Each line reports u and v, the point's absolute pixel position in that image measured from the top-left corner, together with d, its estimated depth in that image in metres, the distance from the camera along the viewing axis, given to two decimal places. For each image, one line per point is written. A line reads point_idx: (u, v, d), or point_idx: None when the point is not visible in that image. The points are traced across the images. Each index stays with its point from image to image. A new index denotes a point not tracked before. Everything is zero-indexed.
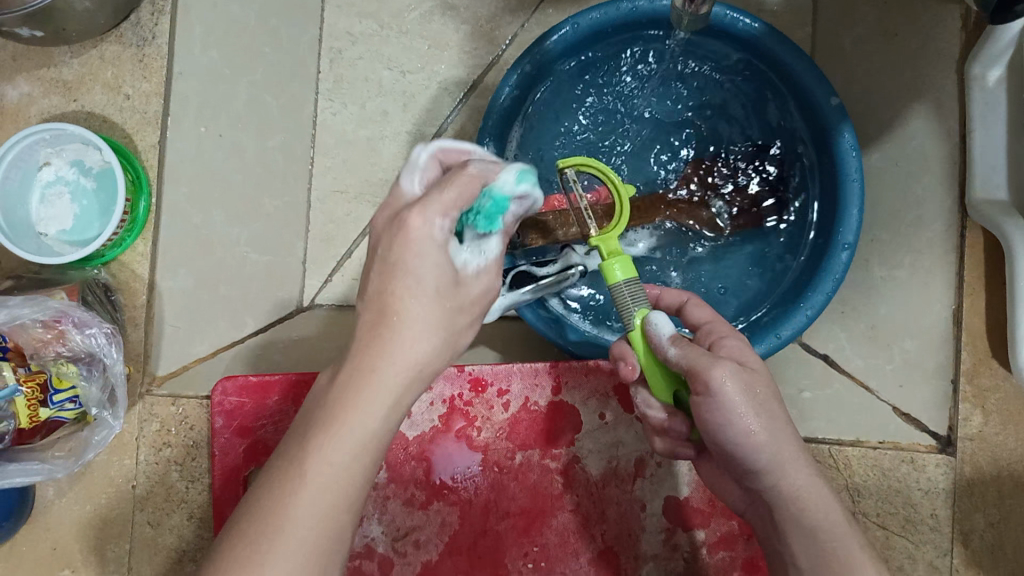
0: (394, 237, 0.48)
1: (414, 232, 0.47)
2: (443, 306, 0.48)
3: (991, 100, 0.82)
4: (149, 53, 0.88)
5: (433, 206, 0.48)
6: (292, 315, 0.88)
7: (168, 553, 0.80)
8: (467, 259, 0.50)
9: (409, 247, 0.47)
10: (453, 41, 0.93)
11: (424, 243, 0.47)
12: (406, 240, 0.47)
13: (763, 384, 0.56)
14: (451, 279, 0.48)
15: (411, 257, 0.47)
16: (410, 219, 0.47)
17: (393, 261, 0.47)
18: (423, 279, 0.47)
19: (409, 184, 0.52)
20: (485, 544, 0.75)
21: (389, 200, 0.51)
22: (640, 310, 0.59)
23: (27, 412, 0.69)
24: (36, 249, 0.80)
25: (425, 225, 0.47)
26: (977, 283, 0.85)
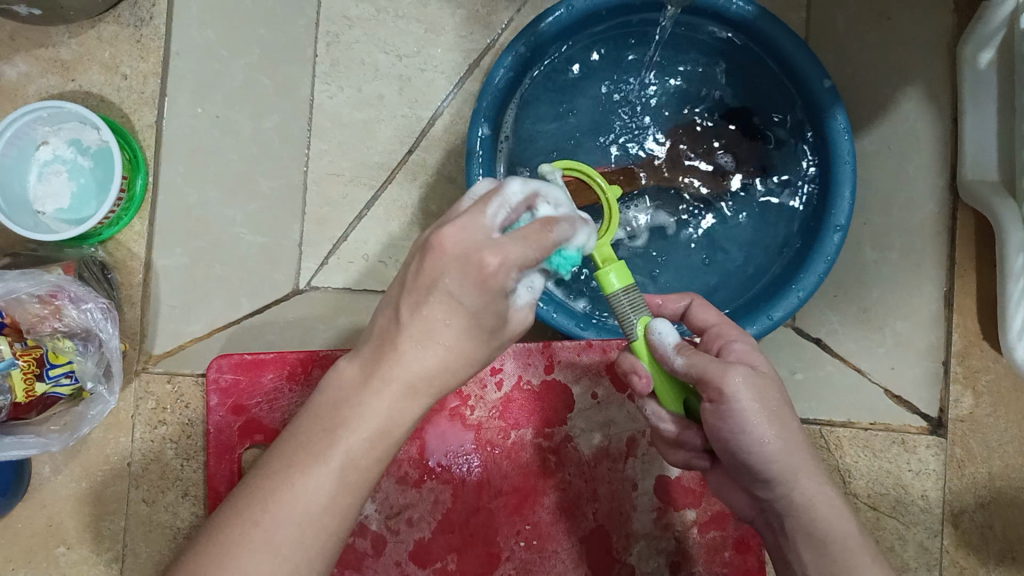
0: (467, 280, 0.45)
1: (489, 280, 0.45)
2: (488, 340, 0.48)
3: (982, 81, 0.84)
4: (147, 34, 0.88)
5: (514, 258, 0.45)
6: (285, 297, 0.89)
7: (163, 530, 0.81)
8: (524, 295, 0.49)
9: (472, 292, 0.46)
10: (449, 24, 0.94)
11: (496, 277, 0.45)
12: (475, 271, 0.45)
13: (776, 393, 0.55)
14: (501, 322, 0.48)
15: (466, 301, 0.46)
16: (486, 255, 0.45)
17: (450, 296, 0.46)
18: (471, 318, 0.47)
19: (491, 219, 0.46)
20: (478, 522, 0.76)
21: (463, 220, 0.46)
22: (643, 321, 0.57)
23: (23, 386, 0.71)
24: (32, 225, 0.81)
25: (500, 276, 0.45)
26: (969, 264, 0.86)
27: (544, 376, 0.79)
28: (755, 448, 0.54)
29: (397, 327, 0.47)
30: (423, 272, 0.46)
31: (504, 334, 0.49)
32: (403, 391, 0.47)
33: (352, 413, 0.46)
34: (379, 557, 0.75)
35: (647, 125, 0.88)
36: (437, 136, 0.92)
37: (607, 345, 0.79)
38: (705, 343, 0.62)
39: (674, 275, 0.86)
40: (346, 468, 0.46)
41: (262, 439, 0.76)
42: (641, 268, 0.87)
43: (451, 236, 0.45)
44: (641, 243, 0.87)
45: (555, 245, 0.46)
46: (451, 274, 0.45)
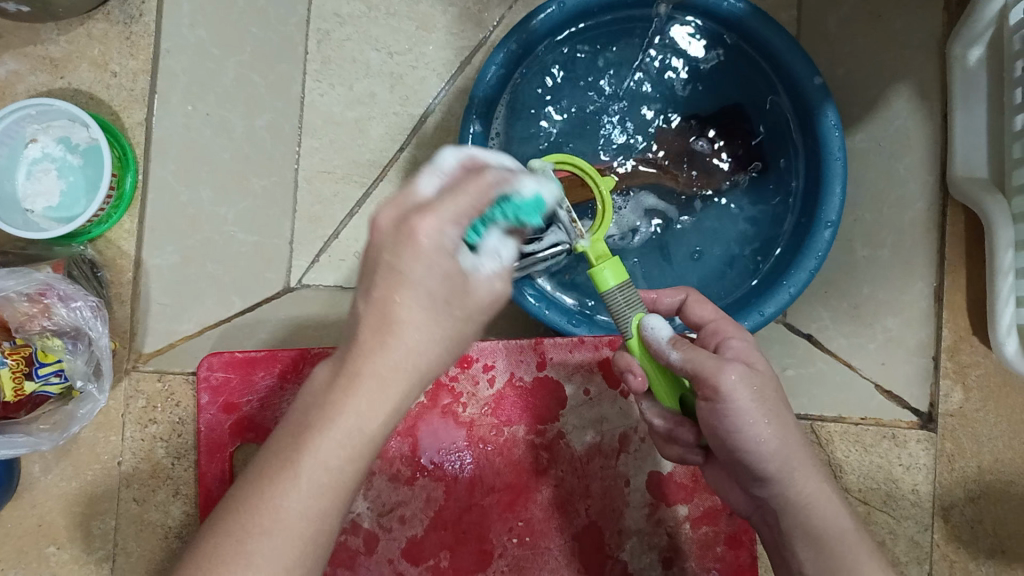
0: (403, 244, 0.43)
1: (422, 241, 0.43)
2: (450, 315, 0.45)
3: (973, 79, 0.84)
4: (136, 32, 0.87)
5: (445, 212, 0.44)
6: (279, 295, 0.90)
7: (155, 529, 0.81)
8: (487, 263, 0.47)
9: (417, 256, 0.43)
10: (440, 22, 0.94)
11: (431, 241, 0.44)
12: (410, 239, 0.43)
13: (773, 389, 0.55)
14: (458, 287, 0.45)
15: (413, 268, 0.43)
16: (415, 217, 0.44)
17: (392, 267, 0.43)
18: (425, 286, 0.44)
19: (423, 186, 0.47)
20: (470, 519, 0.76)
21: (398, 197, 0.46)
22: (637, 316, 0.58)
23: (12, 384, 0.71)
24: (21, 224, 0.81)
25: (434, 234, 0.44)
26: (959, 259, 0.86)
27: (537, 372, 0.79)
28: (751, 445, 0.53)
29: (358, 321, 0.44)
30: (368, 255, 0.45)
31: (466, 303, 0.46)
32: None
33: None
34: (371, 554, 0.75)
35: (639, 122, 0.88)
36: (427, 133, 0.93)
37: (599, 342, 0.79)
38: (704, 338, 0.62)
39: (669, 265, 0.87)
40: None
41: (254, 436, 0.76)
42: (633, 259, 0.87)
43: (383, 211, 0.45)
44: (635, 239, 0.87)
45: (488, 185, 0.46)
46: (389, 244, 0.44)
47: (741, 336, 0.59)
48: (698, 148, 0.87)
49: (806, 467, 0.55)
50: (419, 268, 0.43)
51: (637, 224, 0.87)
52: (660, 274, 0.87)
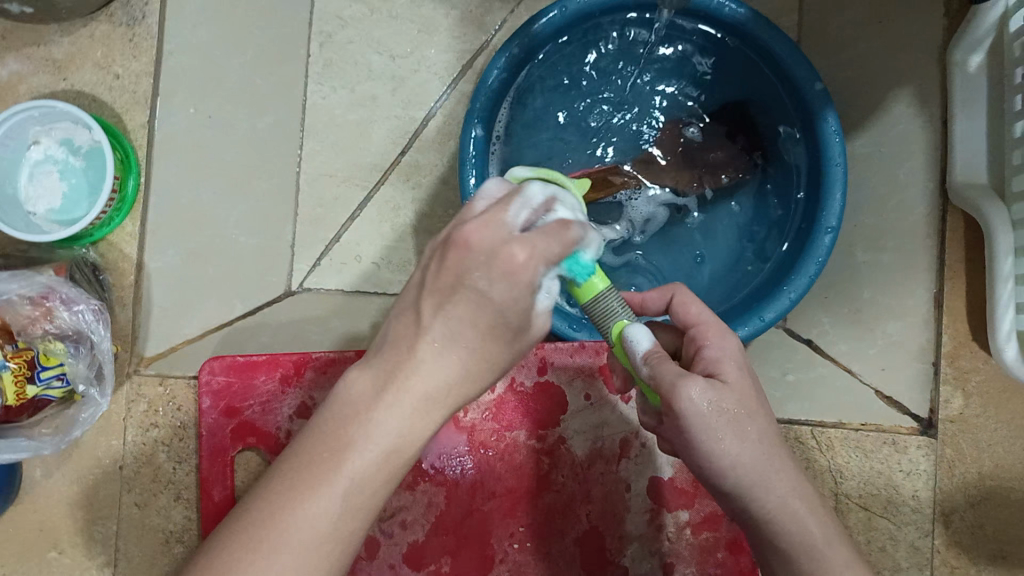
0: (496, 265, 0.44)
1: (519, 271, 0.44)
2: (495, 346, 0.46)
3: (972, 86, 0.84)
4: (139, 33, 0.88)
5: (540, 253, 0.45)
6: (280, 299, 0.88)
7: (156, 533, 0.80)
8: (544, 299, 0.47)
9: (505, 281, 0.44)
10: (443, 25, 0.93)
11: (523, 271, 0.44)
12: (501, 268, 0.44)
13: (750, 402, 0.55)
14: (519, 327, 0.47)
15: (494, 289, 0.44)
16: (508, 251, 0.44)
17: (480, 292, 0.45)
18: (494, 311, 0.45)
19: (513, 216, 0.46)
20: (472, 524, 0.76)
21: (486, 216, 0.45)
22: (619, 324, 0.56)
23: (14, 388, 0.70)
24: (24, 226, 0.81)
25: (530, 268, 0.44)
26: (959, 266, 0.86)
27: (538, 377, 0.79)
28: (717, 461, 0.53)
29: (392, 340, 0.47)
30: (447, 267, 0.45)
31: (522, 340, 0.48)
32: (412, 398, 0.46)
33: (351, 414, 0.46)
34: (372, 559, 0.75)
35: (639, 127, 0.89)
36: (428, 139, 0.91)
37: (599, 347, 0.79)
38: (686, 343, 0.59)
39: (662, 269, 0.87)
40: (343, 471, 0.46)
41: (256, 442, 0.76)
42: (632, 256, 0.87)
43: (476, 231, 0.44)
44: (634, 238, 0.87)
45: (572, 243, 0.46)
46: (478, 265, 0.44)
47: (726, 344, 0.57)
48: (687, 135, 0.88)
49: (788, 486, 0.54)
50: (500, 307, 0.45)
51: (632, 225, 0.87)
52: (658, 273, 0.87)
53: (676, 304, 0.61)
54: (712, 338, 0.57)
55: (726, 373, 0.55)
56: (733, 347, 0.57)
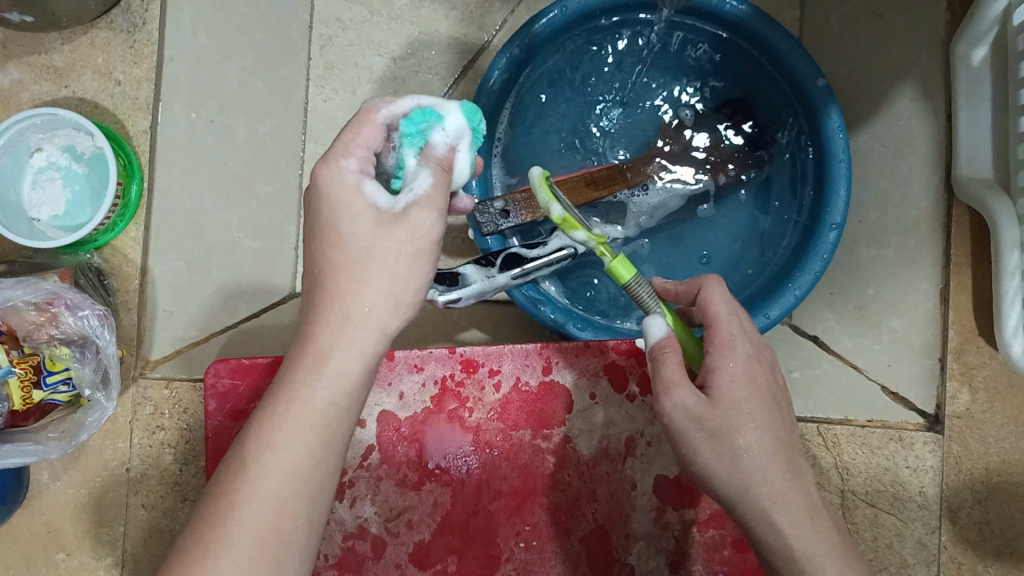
0: (337, 209, 0.51)
1: (352, 189, 0.51)
2: (386, 235, 0.51)
3: (975, 78, 0.84)
4: (140, 40, 0.87)
5: (340, 151, 0.52)
6: (283, 300, 0.90)
7: (162, 536, 0.81)
8: (420, 182, 0.53)
9: (342, 207, 0.51)
10: (443, 26, 0.94)
11: (359, 188, 0.51)
12: (342, 186, 0.51)
13: (757, 418, 0.56)
14: (389, 215, 0.51)
15: (351, 220, 0.51)
16: (339, 164, 0.51)
17: (333, 222, 0.51)
18: (360, 223, 0.51)
19: (384, 157, 0.55)
20: (478, 523, 0.76)
21: (328, 160, 0.52)
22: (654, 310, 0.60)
23: (21, 393, 0.71)
24: (27, 232, 0.81)
25: (355, 176, 0.51)
26: (964, 260, 0.86)
27: (543, 377, 0.79)
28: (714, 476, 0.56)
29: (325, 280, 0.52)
30: (319, 215, 0.52)
31: (399, 233, 0.51)
32: None
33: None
34: (379, 559, 0.75)
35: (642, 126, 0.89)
36: None
37: (604, 346, 0.79)
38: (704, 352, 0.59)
39: (666, 263, 0.87)
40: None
41: None
42: (637, 251, 0.87)
43: (326, 173, 0.51)
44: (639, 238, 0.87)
45: (376, 120, 0.53)
46: (326, 204, 0.52)
47: (740, 341, 0.58)
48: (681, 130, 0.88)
49: None
50: (366, 221, 0.51)
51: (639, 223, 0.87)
52: (664, 269, 0.87)
53: (700, 296, 0.59)
54: (725, 333, 0.58)
55: (737, 369, 0.57)
56: (745, 342, 0.58)
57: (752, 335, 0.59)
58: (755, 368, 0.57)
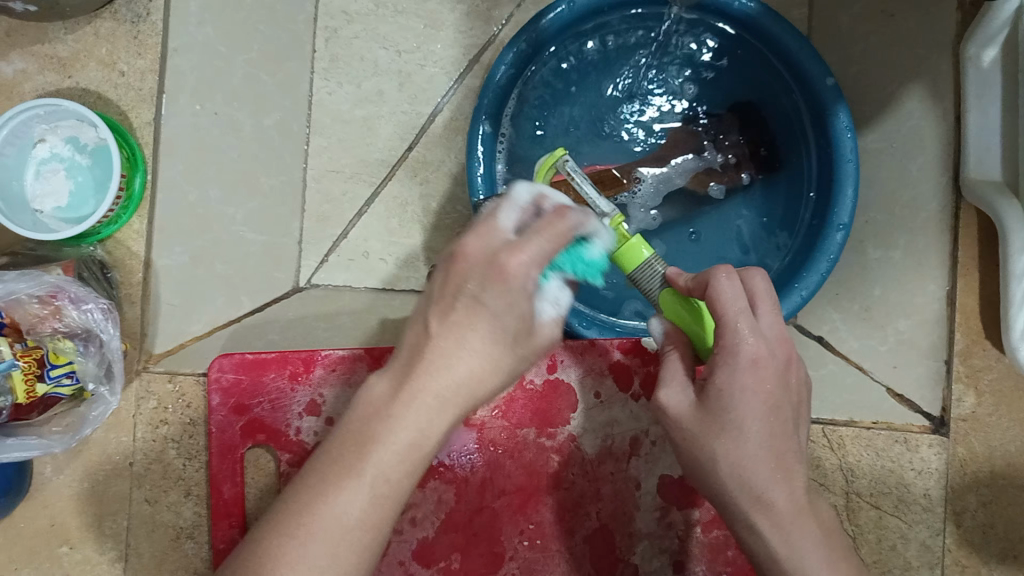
0: (493, 281, 0.48)
1: (510, 279, 0.48)
2: (512, 348, 0.49)
3: (986, 80, 0.83)
4: (144, 31, 0.87)
5: (534, 257, 0.49)
6: (287, 296, 0.88)
7: (166, 531, 0.81)
8: (548, 308, 0.53)
9: (501, 294, 0.48)
10: (450, 20, 0.93)
11: (518, 275, 0.48)
12: (499, 275, 0.48)
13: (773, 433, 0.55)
14: (526, 327, 0.50)
15: (494, 303, 0.48)
16: (504, 259, 0.48)
17: (476, 300, 0.48)
18: (500, 321, 0.48)
19: (505, 219, 0.51)
20: (482, 521, 0.76)
21: (481, 231, 0.50)
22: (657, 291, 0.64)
23: (24, 386, 0.69)
24: (31, 224, 0.80)
25: (521, 275, 0.48)
26: (971, 261, 0.86)
27: (548, 375, 0.78)
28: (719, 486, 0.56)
29: (429, 339, 0.48)
30: (448, 281, 0.48)
31: (528, 342, 0.51)
32: (429, 408, 0.47)
33: (382, 428, 0.47)
34: (381, 557, 0.75)
35: (649, 123, 0.88)
36: (437, 132, 0.92)
37: (608, 346, 0.79)
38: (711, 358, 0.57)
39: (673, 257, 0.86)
40: (359, 474, 0.46)
41: (266, 438, 0.75)
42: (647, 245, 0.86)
43: (473, 244, 0.49)
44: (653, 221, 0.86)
45: (567, 230, 0.50)
46: (475, 278, 0.48)
47: (752, 342, 0.55)
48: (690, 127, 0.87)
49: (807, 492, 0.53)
50: (504, 302, 0.48)
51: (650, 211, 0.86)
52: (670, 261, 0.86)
53: (710, 290, 0.57)
54: (738, 333, 0.55)
55: (745, 375, 0.55)
56: (756, 342, 0.55)
57: (769, 333, 0.56)
58: (765, 376, 0.55)
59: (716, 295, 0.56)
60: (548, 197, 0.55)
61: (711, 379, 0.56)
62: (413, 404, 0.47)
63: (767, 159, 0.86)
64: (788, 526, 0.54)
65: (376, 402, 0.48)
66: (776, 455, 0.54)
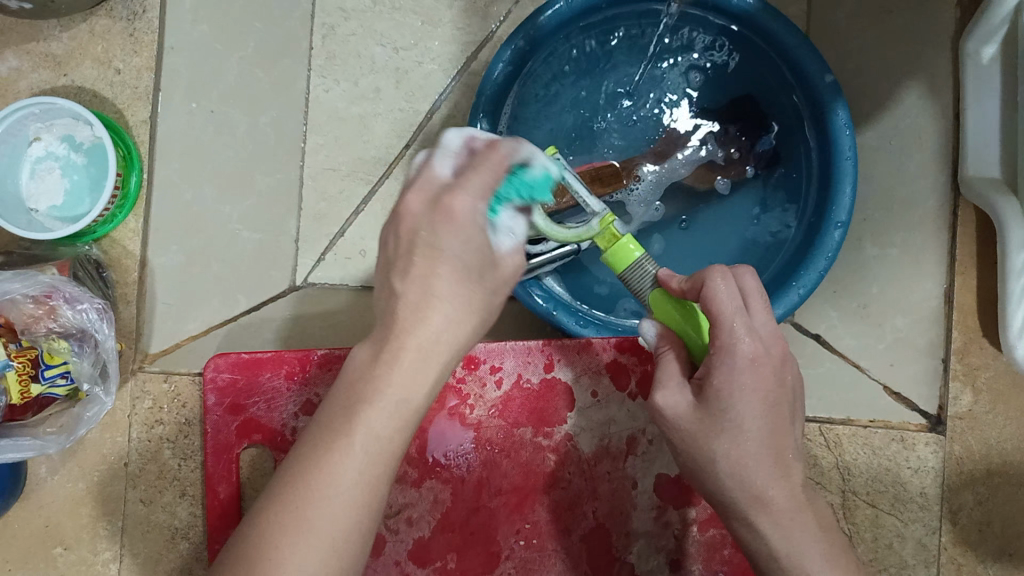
0: (440, 223, 0.50)
1: (457, 216, 0.50)
2: (481, 285, 0.51)
3: (985, 77, 0.83)
4: (139, 28, 0.87)
5: (471, 191, 0.51)
6: (283, 294, 0.89)
7: (162, 531, 0.81)
8: (504, 239, 0.53)
9: (452, 231, 0.50)
10: (446, 17, 0.93)
11: (463, 215, 0.51)
12: (448, 216, 0.50)
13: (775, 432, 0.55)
14: (489, 261, 0.52)
15: (450, 243, 0.50)
16: (450, 199, 0.51)
17: (432, 245, 0.50)
18: (461, 257, 0.50)
19: (440, 166, 0.53)
20: (478, 521, 0.75)
21: (421, 177, 0.52)
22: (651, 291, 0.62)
23: (18, 387, 0.70)
24: (25, 224, 0.80)
25: (467, 214, 0.51)
26: (969, 260, 0.85)
27: (546, 374, 0.78)
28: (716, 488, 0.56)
29: (396, 297, 0.49)
30: (401, 237, 0.51)
31: (495, 275, 0.52)
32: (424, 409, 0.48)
33: (360, 415, 0.47)
34: (378, 556, 0.75)
35: (645, 119, 0.88)
36: (434, 129, 0.92)
37: (605, 344, 0.78)
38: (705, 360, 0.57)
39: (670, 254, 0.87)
40: (359, 477, 0.46)
41: (262, 438, 0.75)
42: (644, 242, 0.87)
43: (413, 197, 0.51)
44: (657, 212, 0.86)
45: (502, 157, 0.54)
46: (424, 223, 0.50)
47: (746, 341, 0.55)
48: (689, 124, 0.87)
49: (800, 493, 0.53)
50: (457, 238, 0.50)
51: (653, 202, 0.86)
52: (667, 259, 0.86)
53: (705, 292, 0.56)
54: (732, 332, 0.55)
55: (741, 374, 0.54)
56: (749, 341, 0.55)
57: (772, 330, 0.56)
58: (762, 373, 0.55)
59: (711, 295, 0.56)
60: (479, 138, 0.57)
61: (706, 379, 0.56)
62: (387, 395, 0.48)
63: (767, 155, 0.86)
64: (782, 525, 0.54)
65: (358, 371, 0.49)
66: (768, 455, 0.55)
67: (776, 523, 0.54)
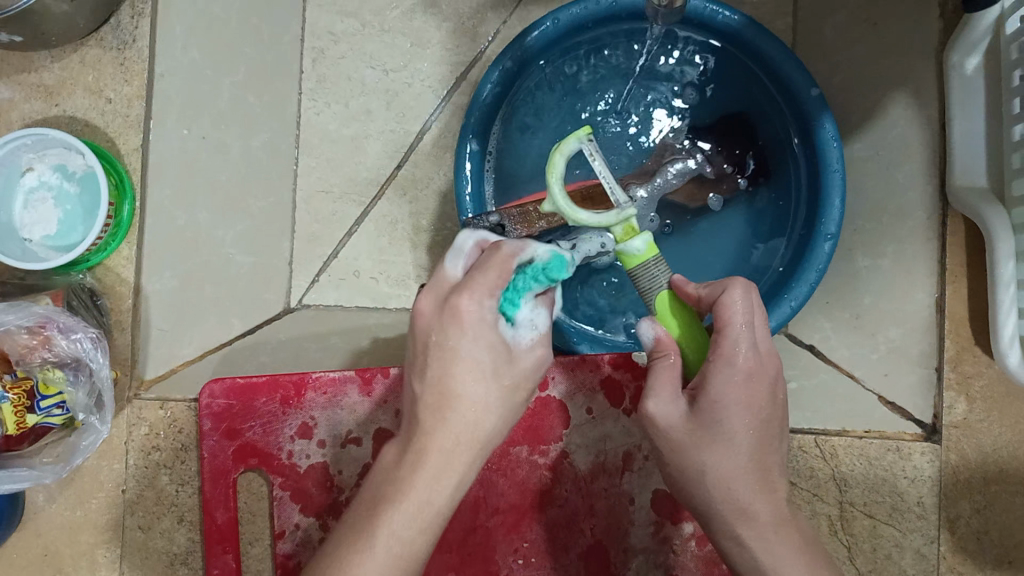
0: (449, 322, 0.54)
1: (463, 314, 0.54)
2: (497, 382, 0.55)
3: (970, 86, 0.84)
4: (129, 57, 0.88)
5: (479, 290, 0.54)
6: (278, 317, 0.88)
7: (161, 556, 0.81)
8: (526, 333, 0.58)
9: (462, 333, 0.54)
10: (435, 38, 0.92)
11: (473, 317, 0.54)
12: (456, 317, 0.54)
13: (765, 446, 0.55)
14: (506, 356, 0.56)
15: (461, 343, 0.54)
16: (458, 300, 0.54)
17: (446, 348, 0.54)
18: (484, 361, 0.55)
19: (451, 271, 0.57)
20: (476, 541, 0.76)
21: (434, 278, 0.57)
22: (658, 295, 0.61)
23: (14, 418, 0.71)
24: (20, 253, 0.81)
25: (472, 308, 0.54)
26: (960, 268, 0.86)
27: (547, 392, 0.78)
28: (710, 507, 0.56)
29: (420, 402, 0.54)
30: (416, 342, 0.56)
31: (512, 371, 0.56)
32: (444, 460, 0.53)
33: (396, 491, 0.52)
34: None
35: (636, 137, 0.88)
36: (426, 151, 0.91)
37: (599, 360, 0.78)
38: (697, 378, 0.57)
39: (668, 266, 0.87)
40: (391, 548, 0.51)
41: (258, 463, 0.75)
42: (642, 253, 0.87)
43: (423, 301, 0.56)
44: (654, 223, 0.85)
45: (508, 256, 0.55)
46: (436, 323, 0.55)
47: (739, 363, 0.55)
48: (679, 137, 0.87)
49: None
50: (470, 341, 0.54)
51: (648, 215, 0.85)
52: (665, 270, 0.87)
53: (720, 302, 0.56)
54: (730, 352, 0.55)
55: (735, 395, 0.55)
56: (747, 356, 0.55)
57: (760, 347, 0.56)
58: (756, 389, 0.55)
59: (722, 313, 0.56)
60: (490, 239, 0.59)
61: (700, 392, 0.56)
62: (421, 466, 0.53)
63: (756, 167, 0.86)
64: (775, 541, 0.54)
65: (386, 467, 0.54)
66: (744, 472, 0.55)
67: (765, 538, 0.54)
